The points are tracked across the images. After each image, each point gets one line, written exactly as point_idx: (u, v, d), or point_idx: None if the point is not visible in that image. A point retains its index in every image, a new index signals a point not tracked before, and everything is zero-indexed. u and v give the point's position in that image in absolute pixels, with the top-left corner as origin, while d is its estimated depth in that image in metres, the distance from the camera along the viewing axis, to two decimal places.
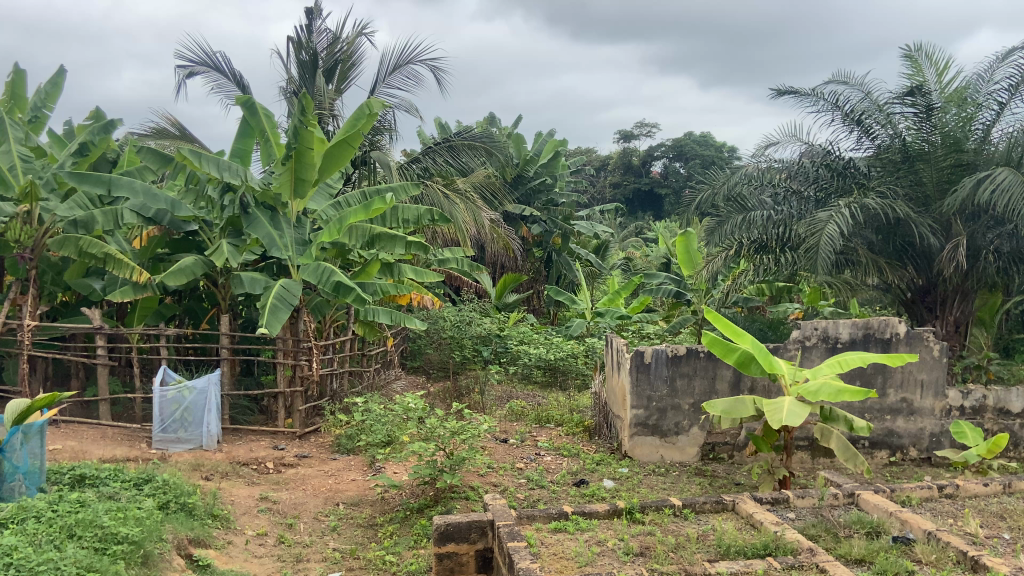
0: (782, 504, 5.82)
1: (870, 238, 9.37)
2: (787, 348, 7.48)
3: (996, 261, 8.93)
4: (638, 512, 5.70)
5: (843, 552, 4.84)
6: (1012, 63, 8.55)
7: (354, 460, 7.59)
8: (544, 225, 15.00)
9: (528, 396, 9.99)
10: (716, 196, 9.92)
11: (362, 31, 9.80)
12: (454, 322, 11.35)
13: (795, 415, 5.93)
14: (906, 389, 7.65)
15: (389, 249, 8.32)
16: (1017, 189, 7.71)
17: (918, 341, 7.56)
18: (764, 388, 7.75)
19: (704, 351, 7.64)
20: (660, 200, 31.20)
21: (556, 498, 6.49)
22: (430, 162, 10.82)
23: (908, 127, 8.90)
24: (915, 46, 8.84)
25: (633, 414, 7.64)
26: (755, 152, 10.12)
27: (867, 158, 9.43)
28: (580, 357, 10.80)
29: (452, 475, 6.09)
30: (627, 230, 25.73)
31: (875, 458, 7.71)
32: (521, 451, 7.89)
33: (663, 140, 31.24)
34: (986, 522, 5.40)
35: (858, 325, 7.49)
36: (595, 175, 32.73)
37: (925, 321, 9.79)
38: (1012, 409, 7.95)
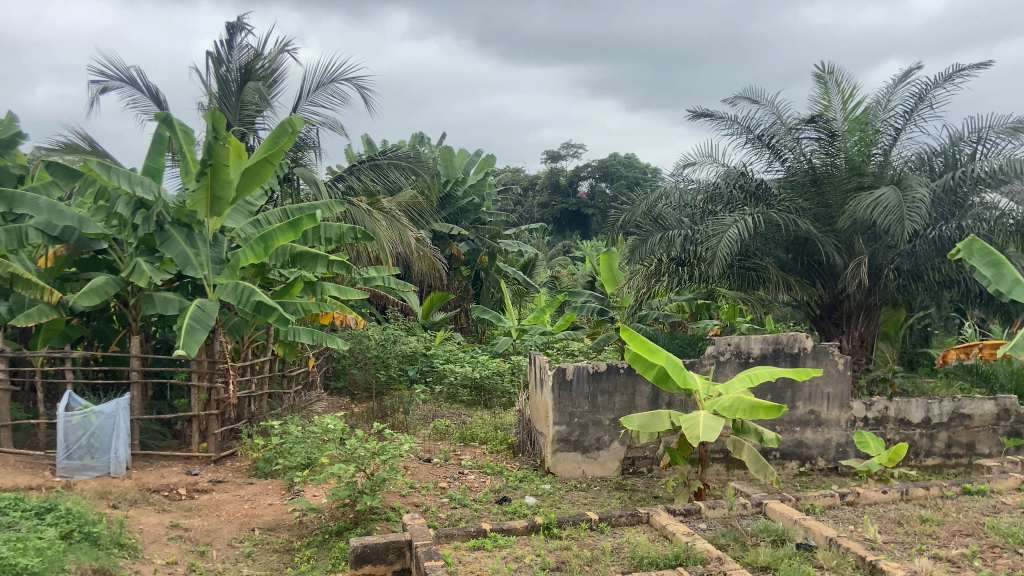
0: (694, 515, 6.02)
1: (780, 256, 9.82)
2: (702, 363, 7.71)
3: (896, 278, 9.41)
4: (556, 527, 5.79)
5: (750, 559, 5.02)
6: (908, 91, 9.12)
7: (272, 484, 7.42)
8: (473, 243, 15.06)
9: (453, 415, 9.98)
10: (637, 215, 10.35)
11: (284, 48, 9.74)
12: (378, 340, 11.33)
13: (710, 429, 6.09)
14: (813, 402, 7.98)
15: (310, 268, 8.34)
16: (897, 208, 8.25)
17: (824, 355, 7.92)
18: (681, 402, 7.99)
19: (624, 367, 7.81)
20: (588, 220, 31.73)
21: (478, 516, 6.50)
22: (355, 180, 10.77)
23: (813, 150, 9.39)
24: (822, 71, 9.29)
25: (556, 430, 7.73)
26: (674, 171, 10.51)
27: (778, 180, 9.90)
28: (506, 375, 10.88)
29: (373, 496, 6.03)
30: (554, 249, 25.96)
31: (786, 468, 8.00)
32: (443, 470, 7.87)
33: (591, 161, 31.88)
34: (885, 528, 5.65)
35: (768, 340, 7.80)
36: (523, 194, 33.06)
37: (832, 336, 10.22)
38: (913, 419, 8.35)
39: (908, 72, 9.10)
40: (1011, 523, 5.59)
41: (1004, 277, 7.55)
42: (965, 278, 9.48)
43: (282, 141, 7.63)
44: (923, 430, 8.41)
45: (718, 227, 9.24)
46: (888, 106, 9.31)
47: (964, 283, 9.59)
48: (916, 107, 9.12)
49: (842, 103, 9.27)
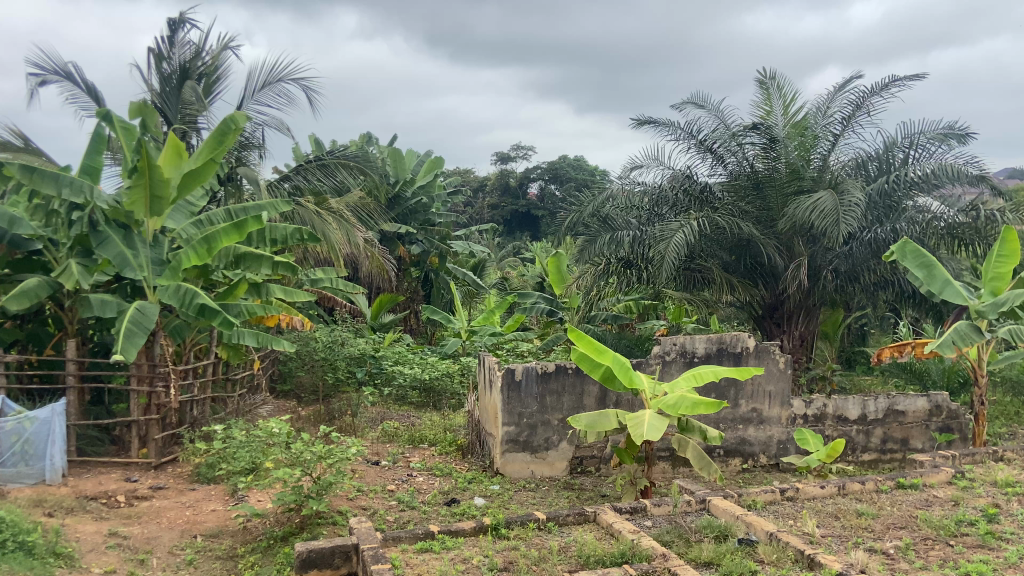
0: (640, 513, 6.10)
1: (723, 258, 10.03)
2: (648, 363, 7.82)
3: (834, 279, 9.72)
4: (504, 527, 5.81)
5: (693, 555, 5.12)
6: (845, 97, 9.43)
7: (215, 490, 7.27)
8: (422, 245, 14.99)
9: (401, 417, 9.91)
10: (584, 216, 10.44)
11: (228, 45, 9.56)
12: (326, 343, 11.14)
13: (654, 428, 6.19)
14: (756, 400, 8.18)
15: (254, 270, 8.20)
16: (835, 212, 8.52)
17: (766, 355, 8.13)
18: (627, 401, 8.10)
19: (572, 368, 7.88)
20: (537, 221, 31.86)
21: (426, 518, 6.47)
22: (302, 180, 10.60)
23: (755, 155, 9.62)
24: (764, 77, 9.53)
25: (505, 431, 7.75)
26: (620, 174, 10.65)
27: (721, 183, 10.11)
28: (456, 376, 10.87)
29: (319, 501, 5.96)
30: (503, 251, 26.00)
31: (729, 465, 8.17)
32: (392, 473, 7.81)
33: (540, 162, 32.06)
34: (822, 522, 5.82)
35: (712, 340, 7.96)
36: (473, 195, 33.03)
37: (773, 335, 10.49)
38: (850, 416, 8.62)
39: (846, 80, 9.41)
40: (941, 515, 5.81)
41: (935, 278, 7.91)
42: (899, 279, 9.84)
43: (227, 139, 7.58)
44: (860, 427, 8.68)
45: (664, 230, 9.39)
46: (827, 112, 9.60)
47: (898, 284, 9.95)
48: (854, 114, 9.43)
49: (783, 109, 9.54)
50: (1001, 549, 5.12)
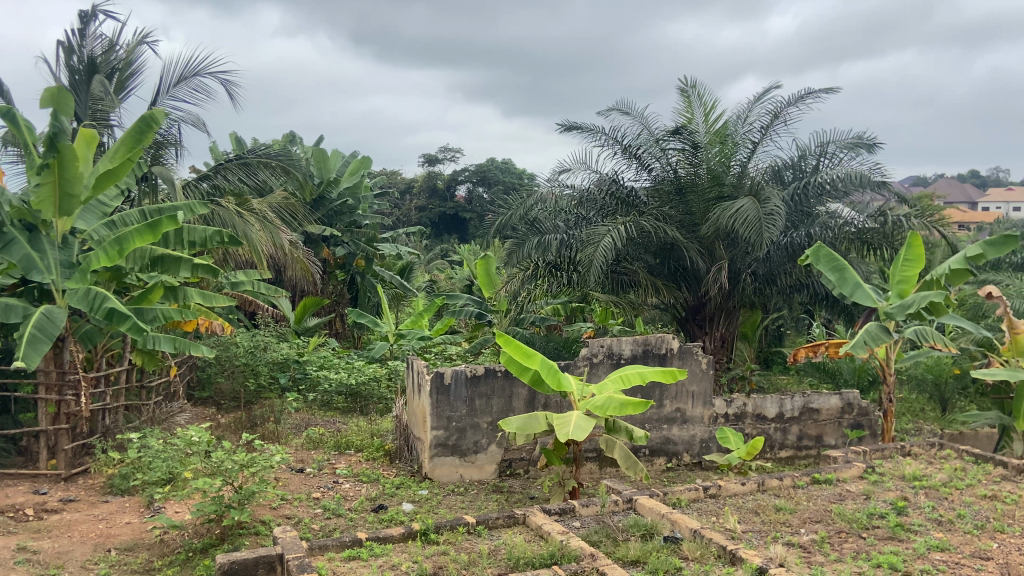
0: (569, 514, 6.17)
1: (648, 261, 10.25)
2: (576, 365, 7.90)
3: (753, 282, 10.08)
4: (433, 532, 5.77)
5: (620, 554, 5.20)
6: (762, 106, 9.78)
7: (129, 501, 6.95)
8: (348, 247, 14.78)
9: (327, 423, 9.72)
10: (513, 219, 10.48)
11: (143, 39, 9.18)
12: (248, 347, 10.66)
13: (581, 428, 6.27)
14: (680, 400, 8.37)
15: (172, 273, 7.89)
16: (755, 218, 8.83)
17: (689, 356, 8.35)
18: (556, 403, 8.17)
19: (501, 371, 7.90)
20: (465, 224, 31.84)
21: (353, 526, 6.36)
22: (222, 179, 10.27)
23: (679, 160, 9.88)
24: (686, 85, 9.80)
25: (433, 435, 7.69)
26: (548, 177, 10.74)
27: (646, 188, 10.34)
28: (383, 380, 10.75)
29: (241, 510, 5.78)
30: (431, 254, 25.84)
31: (654, 464, 8.33)
32: (317, 480, 7.64)
33: (467, 165, 32.05)
34: (743, 518, 6.00)
35: (638, 341, 8.12)
36: (400, 197, 32.74)
37: (696, 336, 10.77)
38: (768, 414, 8.92)
39: (763, 90, 9.77)
40: (854, 509, 6.08)
41: (846, 281, 8.25)
42: (813, 282, 10.28)
43: (143, 137, 7.31)
44: (778, 424, 8.99)
45: (592, 234, 9.52)
46: (745, 121, 9.94)
47: (812, 287, 10.41)
48: (771, 123, 9.78)
49: (704, 116, 9.82)
50: (909, 541, 5.39)
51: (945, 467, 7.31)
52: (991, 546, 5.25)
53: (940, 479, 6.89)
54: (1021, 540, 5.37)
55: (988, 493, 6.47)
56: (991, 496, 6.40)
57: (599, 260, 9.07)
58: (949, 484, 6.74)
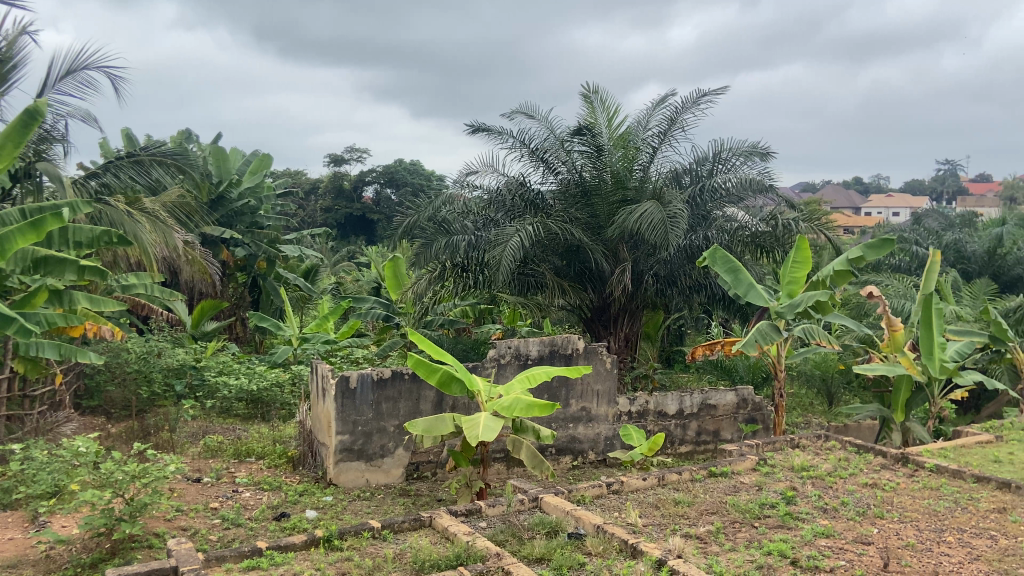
0: (475, 514, 6.20)
1: (555, 263, 10.40)
2: (484, 366, 7.92)
3: (655, 283, 10.39)
4: (336, 539, 5.68)
5: (525, 552, 5.26)
6: (661, 112, 10.10)
7: (10, 517, 6.50)
8: (248, 248, 14.30)
9: (226, 430, 9.39)
10: (421, 221, 10.41)
11: (27, 30, 8.62)
12: (140, 353, 10.26)
13: (490, 430, 6.29)
14: (585, 399, 8.54)
15: (57, 274, 7.50)
16: (657, 220, 9.10)
17: (594, 355, 8.54)
18: (464, 405, 8.20)
19: (408, 373, 7.83)
20: (373, 225, 31.42)
21: (254, 535, 6.16)
22: (112, 177, 9.78)
23: (583, 164, 10.08)
24: (589, 90, 10.00)
25: (339, 440, 7.55)
26: (455, 178, 10.74)
27: (552, 191, 10.49)
28: (286, 386, 10.53)
29: (133, 523, 5.52)
30: (338, 255, 25.36)
31: (560, 463, 8.46)
32: (216, 490, 7.36)
33: (375, 166, 31.66)
34: (645, 512, 6.17)
35: (545, 342, 8.24)
36: (305, 198, 32.01)
37: (601, 336, 10.99)
38: (669, 411, 9.21)
39: (662, 96, 10.10)
40: (747, 500, 6.35)
41: (741, 282, 8.62)
42: (711, 283, 10.69)
43: (26, 131, 6.89)
44: (678, 421, 9.29)
45: (499, 236, 9.58)
46: (646, 126, 10.23)
47: (710, 287, 10.84)
48: (669, 129, 10.12)
49: (607, 121, 10.05)
50: (798, 528, 5.68)
51: (830, 457, 7.74)
52: (871, 531, 5.59)
53: (826, 469, 7.29)
54: (898, 525, 5.74)
55: (868, 481, 6.90)
56: (872, 484, 6.82)
57: (507, 261, 9.13)
58: (834, 473, 7.14)
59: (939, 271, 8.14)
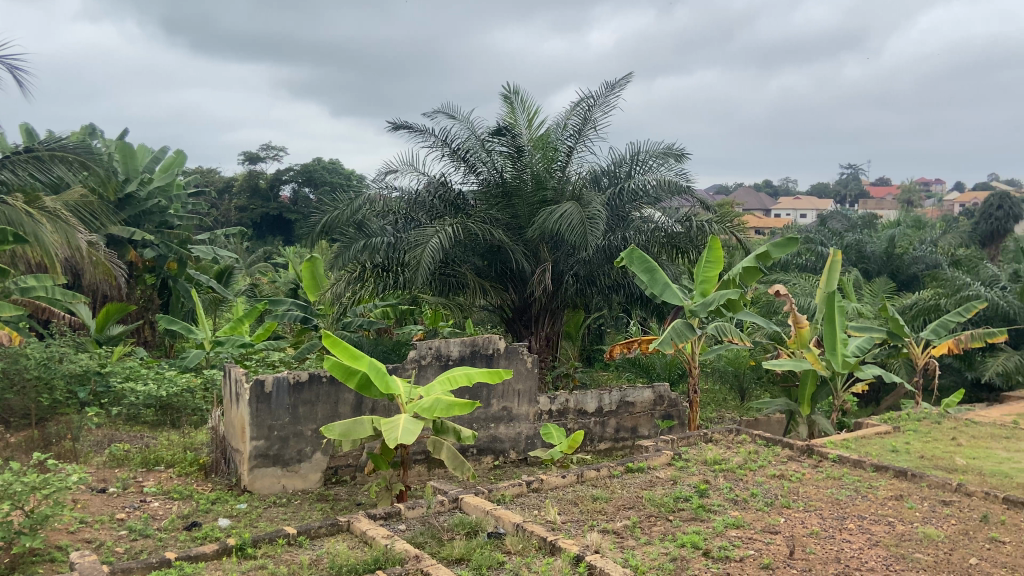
0: (394, 517, 6.13)
1: (476, 263, 10.38)
2: (405, 368, 7.84)
3: (574, 283, 10.51)
4: (250, 547, 5.52)
5: (445, 553, 5.23)
6: (579, 114, 10.24)
7: None
8: (158, 249, 13.74)
9: (134, 438, 8.99)
10: (339, 220, 10.23)
11: None
12: (39, 359, 9.67)
13: (409, 431, 6.23)
14: (506, 399, 8.58)
15: None
16: (576, 221, 9.22)
17: (515, 355, 8.58)
18: (384, 407, 8.08)
19: (326, 376, 7.70)
20: (290, 225, 30.74)
21: (163, 546, 5.92)
22: (9, 173, 9.26)
23: (503, 164, 10.11)
24: (510, 91, 10.05)
25: (253, 446, 7.34)
26: (375, 177, 10.61)
27: (473, 191, 10.49)
28: (198, 391, 10.17)
29: (33, 536, 5.22)
30: (252, 256, 24.71)
31: (482, 463, 8.46)
32: (122, 500, 7.03)
33: (292, 164, 31.00)
34: (564, 509, 6.23)
35: (466, 342, 8.22)
36: (218, 197, 31.05)
37: (522, 336, 11.05)
38: (588, 409, 9.34)
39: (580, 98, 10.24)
40: (663, 494, 6.51)
41: (657, 281, 8.82)
42: (629, 283, 10.90)
43: None
44: (597, 418, 9.44)
45: (419, 236, 9.50)
46: (564, 128, 10.35)
47: (627, 287, 11.07)
48: (587, 131, 10.27)
49: (528, 122, 10.12)
50: (709, 520, 5.85)
51: (741, 450, 8.01)
52: (778, 520, 5.82)
53: (737, 462, 7.54)
54: (804, 514, 5.99)
55: (776, 473, 7.17)
56: (779, 475, 7.10)
57: (427, 262, 9.07)
58: (744, 466, 7.39)
59: (839, 269, 8.52)
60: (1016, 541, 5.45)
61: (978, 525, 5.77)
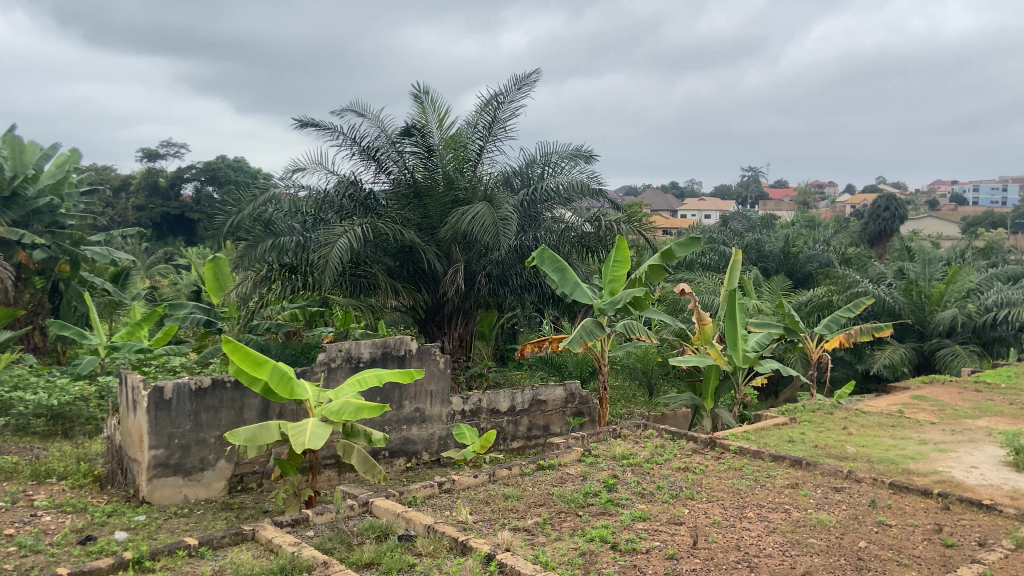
0: (302, 524, 5.98)
1: (387, 264, 10.25)
2: (314, 370, 7.67)
3: (487, 283, 10.54)
4: (149, 560, 5.27)
5: (354, 558, 5.14)
6: (490, 114, 10.27)
7: None
8: (49, 251, 12.93)
9: (22, 450, 8.44)
10: (244, 220, 9.91)
11: None
12: None
13: (317, 436, 6.10)
14: (418, 400, 8.53)
15: None
16: (489, 222, 9.23)
17: (427, 356, 8.53)
18: (292, 412, 7.88)
19: (230, 381, 7.44)
20: (192, 225, 29.65)
21: (55, 562, 5.58)
22: None
23: (415, 164, 10.02)
24: (420, 90, 9.99)
25: (152, 455, 7.02)
26: (282, 176, 10.33)
27: (384, 191, 10.37)
28: (93, 399, 9.65)
29: None
30: (151, 257, 23.70)
31: (394, 465, 8.37)
32: (10, 515, 6.59)
33: (194, 162, 29.90)
34: (475, 508, 6.24)
35: (377, 344, 8.12)
36: (114, 196, 29.62)
37: (435, 337, 10.99)
38: (501, 408, 9.38)
39: (491, 98, 10.27)
40: (573, 490, 6.61)
41: (568, 280, 8.95)
42: (541, 282, 11.01)
43: None
44: (509, 417, 9.49)
45: (328, 236, 9.30)
46: (475, 128, 10.35)
47: (540, 287, 11.18)
48: (497, 131, 10.33)
49: (439, 122, 10.08)
50: (618, 514, 5.98)
51: (648, 445, 8.22)
52: (682, 512, 6.00)
53: (644, 456, 7.74)
54: (707, 505, 6.20)
55: (681, 465, 7.40)
56: (684, 468, 7.33)
57: (335, 263, 8.89)
58: (651, 460, 7.60)
59: (741, 268, 8.87)
60: (900, 523, 5.81)
61: (866, 510, 6.11)
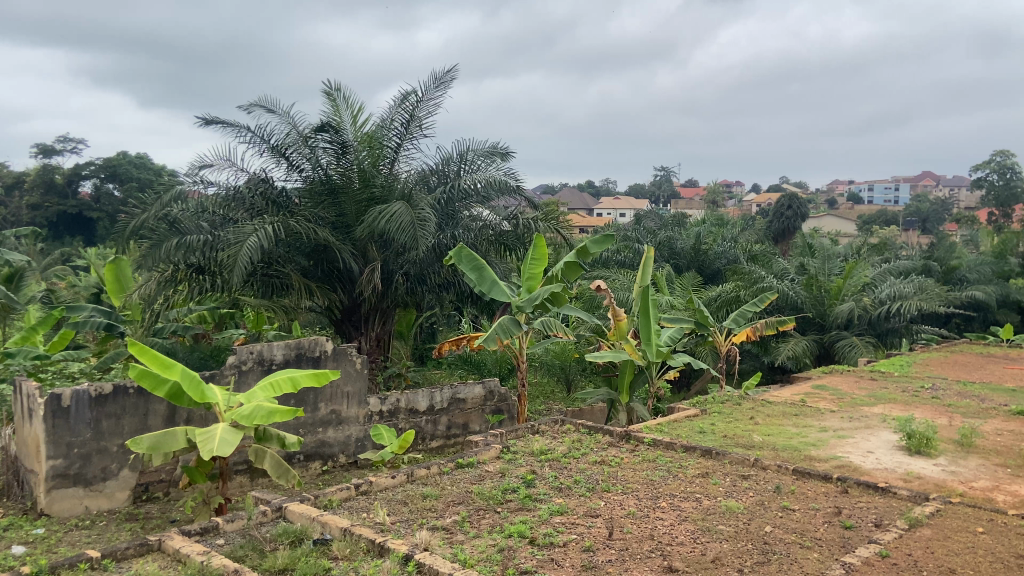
0: (212, 532, 5.78)
1: (301, 263, 10.02)
2: (223, 374, 7.42)
3: (404, 282, 10.43)
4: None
5: (267, 565, 4.99)
6: (405, 112, 10.18)
7: None
8: None
9: None
10: (148, 219, 9.51)
11: None
12: None
13: (227, 443, 5.90)
14: (334, 402, 8.39)
15: None
16: (405, 221, 9.13)
17: (343, 356, 8.38)
18: (200, 417, 7.58)
19: (133, 387, 7.10)
20: (92, 224, 28.24)
21: None
22: None
23: (328, 161, 9.83)
24: (333, 86, 9.81)
25: (49, 466, 6.65)
26: (188, 173, 9.97)
27: (297, 189, 10.13)
28: None
29: None
30: (46, 257, 22.46)
31: (309, 469, 8.20)
32: None
33: (93, 158, 28.48)
34: (393, 509, 6.17)
35: (291, 346, 7.94)
36: (5, 193, 27.92)
37: (352, 337, 10.82)
38: (419, 407, 9.31)
39: (405, 95, 10.18)
40: (491, 487, 6.62)
41: (485, 279, 8.96)
42: (459, 280, 10.99)
43: None
44: (428, 417, 9.43)
45: (237, 236, 9.01)
46: (390, 125, 10.24)
47: (457, 285, 11.16)
48: (412, 129, 10.24)
49: (352, 119, 9.91)
50: (535, 509, 6.03)
51: (566, 440, 8.33)
52: (598, 504, 6.11)
53: (561, 451, 7.84)
54: (621, 496, 6.33)
55: (598, 459, 7.54)
56: (600, 461, 7.46)
57: (245, 263, 8.62)
58: (568, 454, 7.70)
59: (653, 265, 9.08)
60: (803, 507, 6.08)
61: (772, 495, 6.37)
